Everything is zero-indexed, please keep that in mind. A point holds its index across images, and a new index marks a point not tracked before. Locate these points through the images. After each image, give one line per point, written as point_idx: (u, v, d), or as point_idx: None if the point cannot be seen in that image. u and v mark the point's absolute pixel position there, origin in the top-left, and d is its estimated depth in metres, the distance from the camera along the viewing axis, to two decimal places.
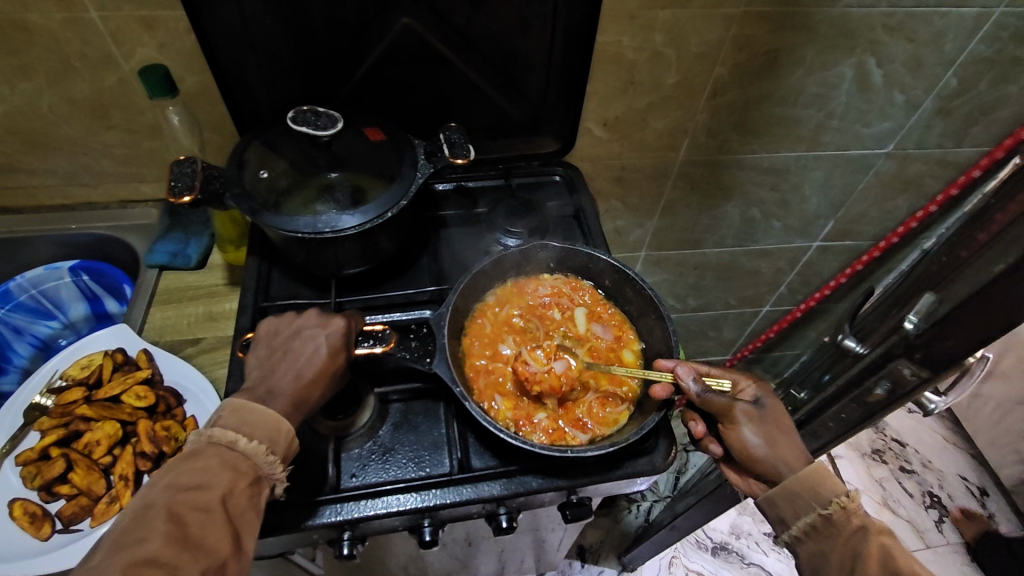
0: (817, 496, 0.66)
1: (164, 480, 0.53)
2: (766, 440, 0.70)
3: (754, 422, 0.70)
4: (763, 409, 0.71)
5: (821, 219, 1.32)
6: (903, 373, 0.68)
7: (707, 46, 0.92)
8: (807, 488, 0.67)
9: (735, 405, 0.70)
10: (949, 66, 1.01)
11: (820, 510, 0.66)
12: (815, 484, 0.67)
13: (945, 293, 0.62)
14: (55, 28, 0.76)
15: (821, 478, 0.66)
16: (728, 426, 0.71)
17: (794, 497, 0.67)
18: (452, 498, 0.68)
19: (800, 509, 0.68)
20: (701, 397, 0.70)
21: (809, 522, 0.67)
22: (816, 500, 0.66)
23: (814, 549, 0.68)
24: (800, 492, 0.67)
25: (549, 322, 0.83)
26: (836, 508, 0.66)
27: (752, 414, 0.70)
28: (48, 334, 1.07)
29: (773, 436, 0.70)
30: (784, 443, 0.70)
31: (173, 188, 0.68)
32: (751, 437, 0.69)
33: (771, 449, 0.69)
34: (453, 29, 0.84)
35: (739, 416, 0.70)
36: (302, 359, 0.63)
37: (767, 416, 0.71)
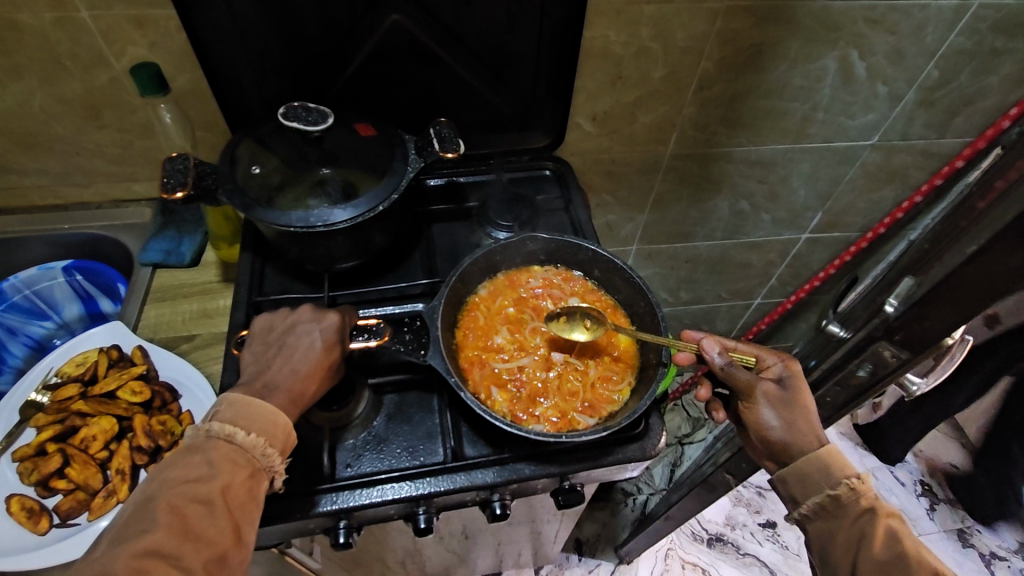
0: (827, 477, 0.67)
1: (163, 475, 0.53)
2: (784, 423, 0.69)
3: (775, 403, 0.70)
4: (787, 389, 0.71)
5: (809, 211, 1.33)
6: (884, 355, 0.71)
7: (693, 40, 0.93)
8: (819, 470, 0.67)
9: (757, 384, 0.71)
10: (930, 58, 1.03)
11: (829, 491, 0.67)
12: (826, 465, 0.67)
13: (924, 277, 0.64)
14: (46, 28, 0.76)
15: (834, 459, 0.67)
16: (748, 404, 0.72)
17: (805, 477, 0.68)
18: (447, 486, 0.69)
19: (809, 488, 0.68)
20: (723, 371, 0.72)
21: (818, 501, 0.67)
22: (826, 481, 0.67)
23: (824, 528, 0.68)
24: (810, 473, 0.67)
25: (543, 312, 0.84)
26: (845, 489, 0.66)
27: (775, 394, 0.70)
28: (42, 334, 1.07)
29: (794, 417, 0.69)
30: (805, 423, 0.69)
31: (166, 184, 0.69)
32: (768, 417, 0.70)
33: (789, 430, 0.69)
34: (442, 25, 0.85)
35: (758, 395, 0.70)
36: (297, 354, 0.64)
37: (790, 396, 0.70)
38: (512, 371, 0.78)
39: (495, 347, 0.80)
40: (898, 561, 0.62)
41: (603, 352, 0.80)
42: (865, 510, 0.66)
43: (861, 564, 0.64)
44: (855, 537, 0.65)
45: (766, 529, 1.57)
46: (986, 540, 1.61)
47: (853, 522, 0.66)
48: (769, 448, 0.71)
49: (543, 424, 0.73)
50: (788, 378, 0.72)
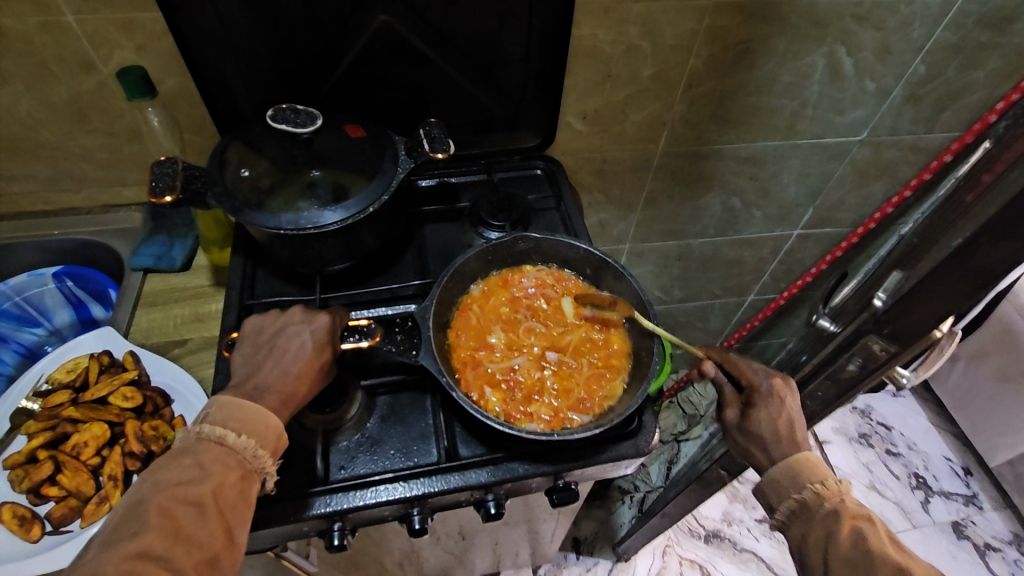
0: (795, 482, 0.68)
1: (154, 477, 0.53)
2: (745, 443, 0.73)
3: (742, 427, 0.74)
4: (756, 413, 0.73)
5: (801, 207, 1.34)
6: (873, 349, 0.71)
7: (681, 38, 0.93)
8: (786, 475, 0.69)
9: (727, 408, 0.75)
10: (917, 53, 1.04)
11: (796, 496, 0.68)
12: (794, 471, 0.69)
13: (911, 270, 0.64)
14: (31, 33, 0.76)
15: (802, 466, 0.69)
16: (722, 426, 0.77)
17: (777, 485, 0.70)
18: (441, 486, 0.69)
19: (782, 494, 0.69)
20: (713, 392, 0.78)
21: (788, 507, 0.68)
22: (792, 486, 0.68)
23: (799, 533, 0.67)
24: (780, 481, 0.69)
25: (539, 310, 0.84)
26: (810, 493, 0.67)
27: (741, 419, 0.74)
28: (34, 341, 1.06)
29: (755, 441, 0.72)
30: (767, 446, 0.71)
31: (155, 188, 0.69)
32: (736, 438, 0.74)
33: (754, 451, 0.73)
34: (429, 25, 0.85)
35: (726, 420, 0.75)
36: (288, 356, 0.64)
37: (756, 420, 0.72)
38: (506, 370, 0.78)
39: (490, 345, 0.80)
40: (864, 558, 0.60)
41: (600, 351, 0.80)
42: (830, 511, 0.65)
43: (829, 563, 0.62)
44: (823, 537, 0.64)
45: (762, 524, 1.57)
46: (980, 531, 1.62)
47: (820, 523, 0.65)
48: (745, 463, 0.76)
49: (537, 423, 0.73)
50: (758, 403, 0.73)
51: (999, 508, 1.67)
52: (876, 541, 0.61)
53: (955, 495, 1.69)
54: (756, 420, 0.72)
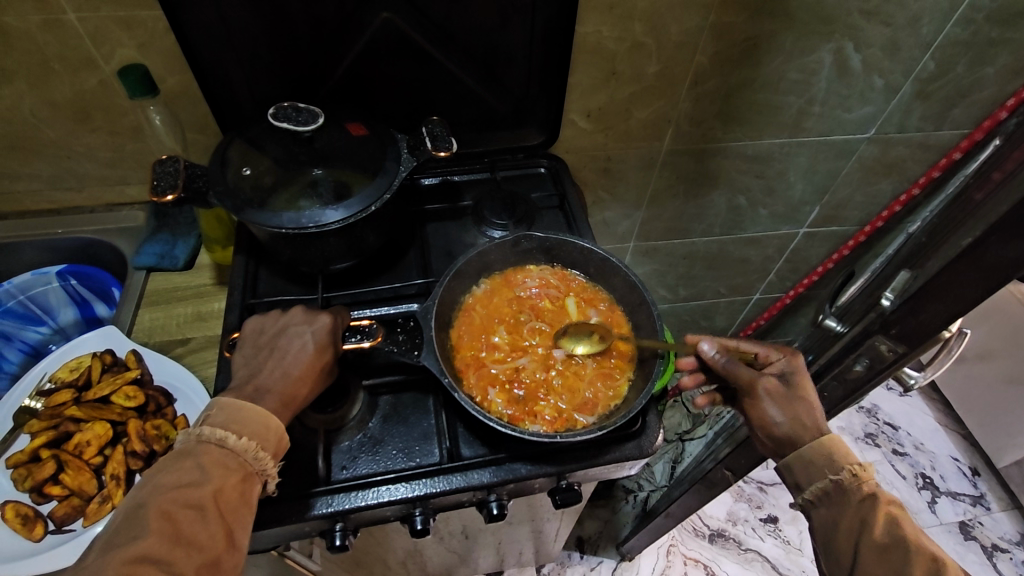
0: (830, 463, 0.66)
1: (154, 480, 0.53)
2: (789, 417, 0.69)
3: (782, 397, 0.69)
4: (787, 385, 0.70)
5: (807, 205, 1.33)
6: (880, 350, 0.70)
7: (686, 35, 0.92)
8: (823, 455, 0.67)
9: (757, 382, 0.70)
10: (926, 49, 1.03)
11: (832, 477, 0.66)
12: (830, 451, 0.67)
13: (920, 270, 0.64)
14: (33, 30, 0.75)
15: (839, 446, 0.67)
16: (749, 402, 0.71)
17: (809, 463, 0.67)
18: (442, 486, 0.69)
19: (814, 474, 0.67)
20: (725, 370, 0.72)
21: (821, 487, 0.67)
22: (829, 466, 0.66)
23: (828, 515, 0.67)
24: (813, 459, 0.67)
25: (542, 310, 0.83)
26: (848, 475, 0.66)
27: (781, 389, 0.70)
28: (38, 340, 1.06)
29: (797, 413, 0.69)
30: (803, 415, 0.69)
31: (156, 187, 0.70)
32: (770, 411, 0.69)
33: (789, 423, 0.69)
34: (432, 22, 0.84)
35: (761, 392, 0.69)
36: (289, 357, 0.63)
37: (791, 392, 0.70)
38: (510, 370, 0.77)
39: (494, 344, 0.80)
40: (899, 545, 0.61)
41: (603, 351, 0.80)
42: (867, 496, 0.65)
43: (860, 546, 0.63)
44: (856, 521, 0.64)
45: (767, 524, 1.56)
46: (987, 532, 1.61)
47: (854, 508, 0.65)
48: (770, 443, 0.71)
49: (540, 424, 0.73)
50: (794, 373, 0.71)
51: (1007, 509, 1.66)
52: (911, 530, 0.62)
53: (963, 495, 1.67)
54: (799, 390, 0.70)
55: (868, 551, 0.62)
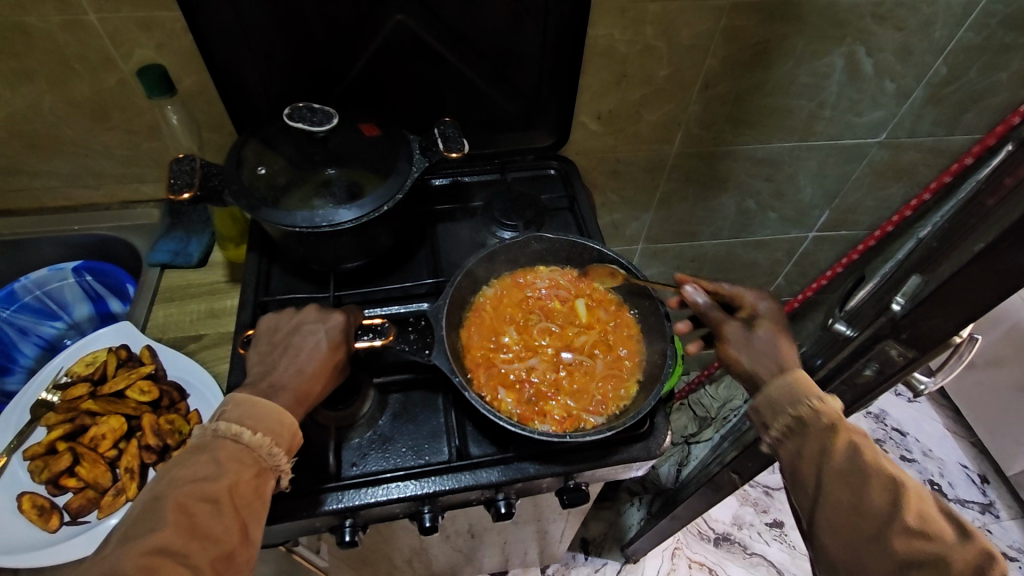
0: (790, 399, 0.66)
1: (171, 474, 0.54)
2: (753, 358, 0.70)
3: (747, 338, 0.71)
4: (757, 329, 0.72)
5: (817, 209, 1.33)
6: (891, 354, 0.70)
7: (697, 38, 0.93)
8: (782, 393, 0.66)
9: (727, 323, 0.73)
10: (939, 54, 1.02)
11: (791, 412, 0.66)
12: (791, 389, 0.66)
13: (931, 275, 0.63)
14: (54, 30, 0.77)
15: (801, 383, 0.66)
16: (720, 345, 0.74)
17: (770, 401, 0.67)
18: (451, 485, 0.69)
19: (776, 410, 0.67)
20: (704, 313, 0.76)
21: (784, 423, 0.66)
22: (788, 402, 0.66)
23: (792, 449, 0.66)
24: (775, 398, 0.67)
25: (554, 311, 0.84)
26: (807, 410, 0.65)
27: (747, 331, 0.72)
28: (54, 334, 1.08)
29: (761, 354, 0.70)
30: (769, 357, 0.69)
31: (173, 185, 0.70)
32: (736, 353, 0.71)
33: (753, 364, 0.70)
34: (445, 24, 0.85)
35: (725, 333, 0.72)
36: (303, 355, 0.64)
37: (760, 335, 0.71)
38: (520, 370, 0.78)
39: (504, 343, 0.80)
40: (859, 471, 0.61)
41: (615, 352, 0.80)
42: (827, 428, 0.63)
43: (823, 476, 0.62)
44: (818, 451, 0.63)
45: (773, 528, 1.56)
46: (996, 540, 1.59)
47: (815, 440, 0.64)
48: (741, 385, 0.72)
49: (549, 424, 0.73)
50: (764, 318, 0.73)
51: (1016, 517, 1.64)
52: (870, 455, 0.62)
53: (971, 503, 1.66)
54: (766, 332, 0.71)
55: (830, 479, 0.62)
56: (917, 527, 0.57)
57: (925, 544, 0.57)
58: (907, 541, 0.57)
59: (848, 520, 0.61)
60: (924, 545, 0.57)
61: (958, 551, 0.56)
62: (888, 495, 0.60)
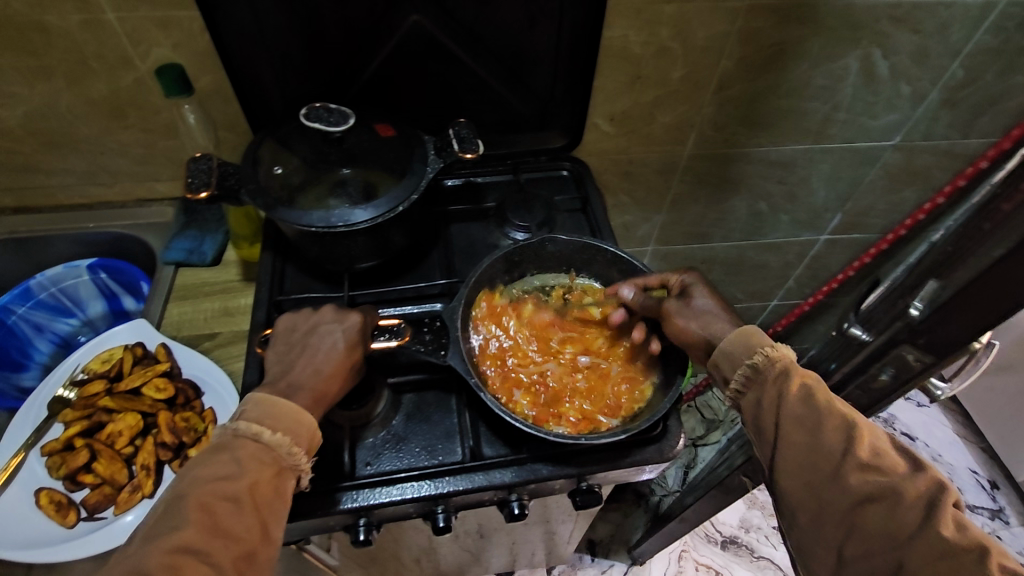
0: (745, 350, 0.67)
1: (193, 472, 0.54)
2: (698, 324, 0.72)
3: (683, 309, 0.74)
4: (694, 296, 0.75)
5: (829, 212, 1.32)
6: (908, 360, 0.71)
7: (712, 39, 0.92)
8: (736, 346, 0.67)
9: (663, 303, 0.76)
10: (955, 57, 1.02)
11: (748, 362, 0.66)
12: (745, 341, 0.67)
13: (950, 279, 0.63)
14: (74, 30, 0.77)
15: (753, 335, 0.67)
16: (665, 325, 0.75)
17: (727, 355, 0.67)
18: (465, 485, 0.69)
19: (733, 363, 0.67)
20: (641, 308, 0.78)
21: (743, 374, 0.66)
22: (743, 354, 0.66)
23: (752, 399, 0.65)
24: (731, 352, 0.67)
25: (572, 318, 0.84)
26: (762, 358, 0.65)
27: (681, 302, 0.75)
28: (68, 331, 1.09)
29: (705, 319, 0.72)
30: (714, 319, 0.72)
31: (190, 184, 0.71)
32: (682, 322, 0.73)
33: (699, 329, 0.72)
34: (461, 25, 0.85)
35: (665, 312, 0.75)
36: (320, 354, 0.64)
37: (698, 302, 0.74)
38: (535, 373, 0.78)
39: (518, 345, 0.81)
40: (814, 412, 0.61)
41: (627, 354, 0.81)
42: (782, 373, 0.64)
43: (781, 419, 0.62)
44: (776, 397, 0.63)
45: (781, 532, 1.55)
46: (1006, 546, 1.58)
47: (771, 385, 0.63)
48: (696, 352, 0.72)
49: (565, 426, 0.73)
50: (692, 288, 0.76)
51: None
52: (824, 395, 0.61)
53: (981, 508, 1.65)
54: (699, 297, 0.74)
55: (787, 422, 0.61)
56: (870, 462, 0.58)
57: (879, 478, 0.57)
58: (862, 476, 0.57)
59: (804, 460, 0.60)
60: (878, 478, 0.57)
61: (911, 485, 0.56)
62: (842, 434, 0.59)
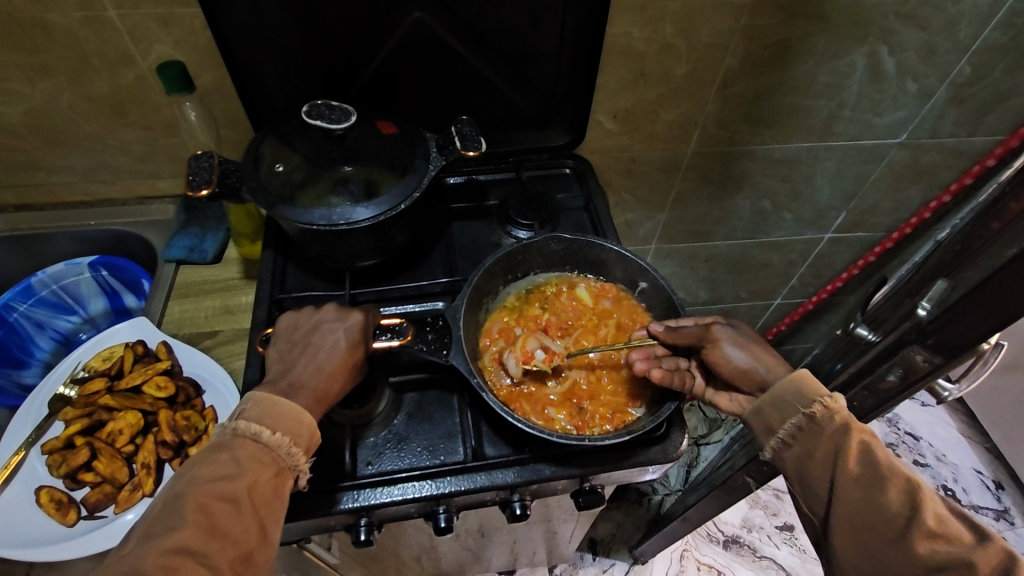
0: (801, 397, 0.65)
1: (191, 472, 0.54)
2: (748, 354, 0.70)
3: (734, 340, 0.71)
4: (738, 329, 0.73)
5: (833, 210, 1.31)
6: (916, 360, 0.69)
7: (717, 36, 0.92)
8: (792, 391, 0.66)
9: (711, 329, 0.73)
10: (962, 54, 1.01)
11: (803, 411, 0.64)
12: (798, 386, 0.66)
13: (958, 280, 0.62)
14: (75, 27, 0.77)
15: (807, 380, 0.66)
16: (710, 350, 0.72)
17: (780, 401, 0.66)
18: (467, 486, 0.69)
19: (785, 411, 0.65)
20: (678, 335, 0.74)
21: (795, 423, 0.65)
22: (800, 401, 0.65)
23: (800, 451, 0.64)
24: (786, 396, 0.66)
25: (558, 304, 0.85)
26: (819, 408, 0.64)
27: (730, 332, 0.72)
28: (69, 328, 1.09)
29: (755, 352, 0.71)
30: (763, 355, 0.71)
31: (192, 181, 0.70)
32: (728, 350, 0.71)
33: (750, 363, 0.70)
34: (463, 22, 0.85)
35: (718, 336, 0.72)
36: (322, 353, 0.64)
37: (743, 334, 0.73)
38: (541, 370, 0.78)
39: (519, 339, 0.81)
40: (873, 471, 0.60)
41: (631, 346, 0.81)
42: (839, 426, 0.62)
43: (836, 478, 0.61)
44: (831, 452, 0.62)
45: (783, 531, 1.55)
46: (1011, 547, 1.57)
47: (828, 439, 0.62)
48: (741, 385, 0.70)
49: (569, 424, 0.74)
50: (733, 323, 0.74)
51: None
52: (884, 454, 0.60)
53: (985, 509, 1.64)
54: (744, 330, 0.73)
55: (843, 481, 0.60)
56: (937, 530, 0.56)
57: (947, 548, 0.55)
58: (930, 545, 0.55)
59: (863, 522, 0.59)
60: (946, 548, 0.55)
61: (980, 556, 0.53)
62: (905, 497, 0.58)
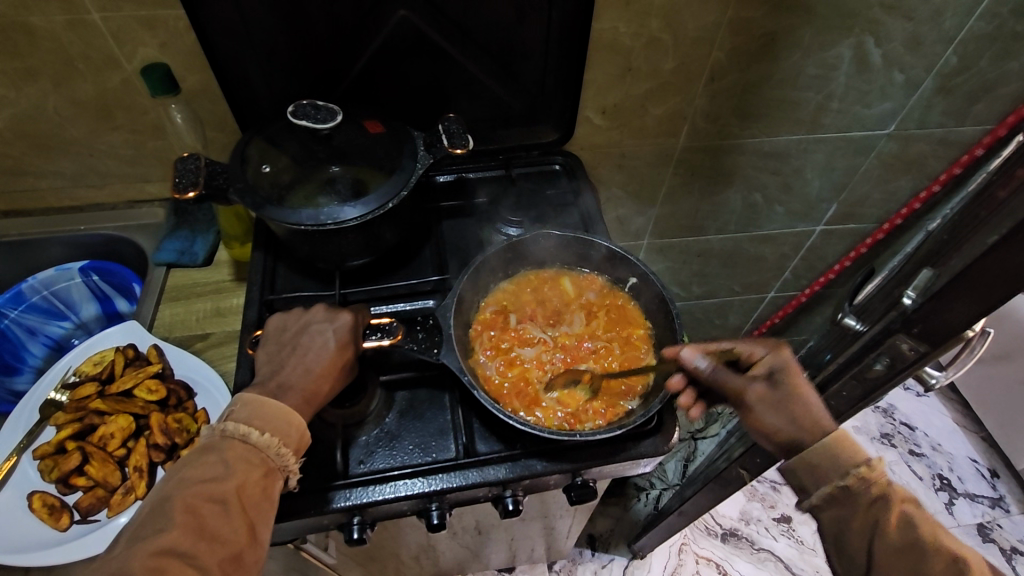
0: (836, 466, 0.63)
1: (179, 474, 0.54)
2: (785, 420, 0.67)
3: (770, 403, 0.67)
4: (779, 386, 0.68)
5: (824, 203, 1.31)
6: (902, 349, 0.69)
7: (703, 30, 0.92)
8: (825, 458, 0.63)
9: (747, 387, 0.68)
10: (949, 44, 1.01)
11: (838, 482, 0.63)
12: (836, 455, 0.63)
13: (942, 268, 0.63)
14: (58, 30, 0.77)
15: (845, 445, 0.63)
16: (744, 408, 0.69)
17: (814, 468, 0.64)
18: (459, 482, 0.69)
19: (820, 478, 0.64)
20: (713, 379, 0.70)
21: (828, 492, 0.63)
22: (834, 470, 0.63)
23: (836, 516, 0.64)
24: (819, 464, 0.64)
25: (544, 296, 0.86)
26: (854, 479, 0.62)
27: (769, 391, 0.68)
28: (61, 334, 1.09)
29: (793, 416, 0.67)
30: (802, 417, 0.66)
31: (178, 184, 0.70)
32: (765, 417, 0.67)
33: (783, 427, 0.67)
34: (449, 20, 0.85)
35: (751, 400, 0.68)
36: (311, 353, 0.64)
37: (783, 394, 0.68)
38: (530, 362, 0.78)
39: (513, 326, 0.82)
40: (916, 547, 0.60)
41: (620, 336, 0.82)
42: (878, 498, 0.62)
43: (876, 552, 0.61)
44: (869, 524, 0.62)
45: (780, 523, 1.55)
46: (1007, 535, 1.58)
47: (866, 512, 0.62)
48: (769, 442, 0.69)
49: (559, 418, 0.74)
50: (775, 375, 0.69)
51: None
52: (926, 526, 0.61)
53: (980, 497, 1.65)
54: (787, 390, 0.68)
55: (884, 556, 0.61)
56: None
57: None
58: None
59: None
60: None
61: None
62: (950, 573, 0.59)
